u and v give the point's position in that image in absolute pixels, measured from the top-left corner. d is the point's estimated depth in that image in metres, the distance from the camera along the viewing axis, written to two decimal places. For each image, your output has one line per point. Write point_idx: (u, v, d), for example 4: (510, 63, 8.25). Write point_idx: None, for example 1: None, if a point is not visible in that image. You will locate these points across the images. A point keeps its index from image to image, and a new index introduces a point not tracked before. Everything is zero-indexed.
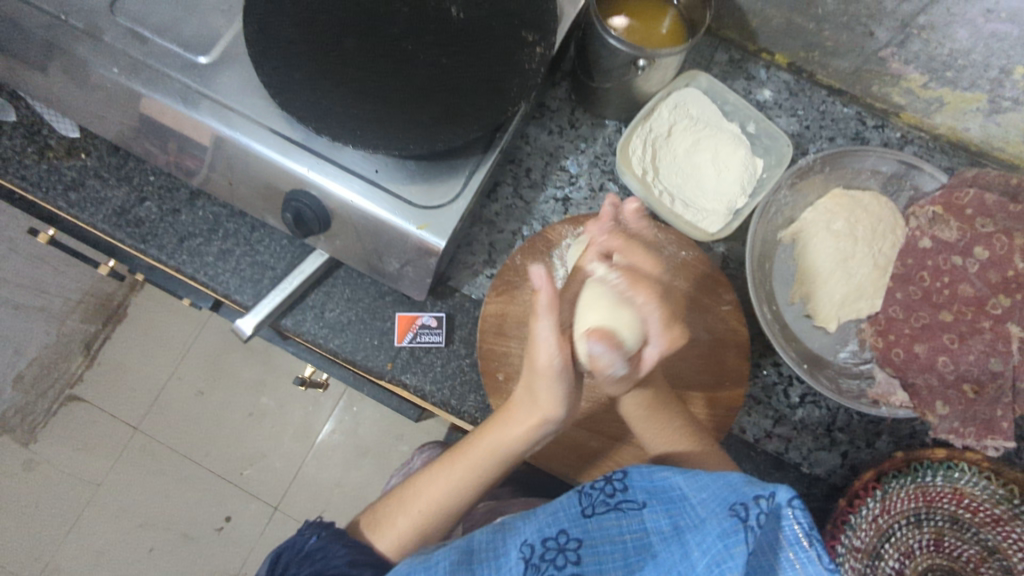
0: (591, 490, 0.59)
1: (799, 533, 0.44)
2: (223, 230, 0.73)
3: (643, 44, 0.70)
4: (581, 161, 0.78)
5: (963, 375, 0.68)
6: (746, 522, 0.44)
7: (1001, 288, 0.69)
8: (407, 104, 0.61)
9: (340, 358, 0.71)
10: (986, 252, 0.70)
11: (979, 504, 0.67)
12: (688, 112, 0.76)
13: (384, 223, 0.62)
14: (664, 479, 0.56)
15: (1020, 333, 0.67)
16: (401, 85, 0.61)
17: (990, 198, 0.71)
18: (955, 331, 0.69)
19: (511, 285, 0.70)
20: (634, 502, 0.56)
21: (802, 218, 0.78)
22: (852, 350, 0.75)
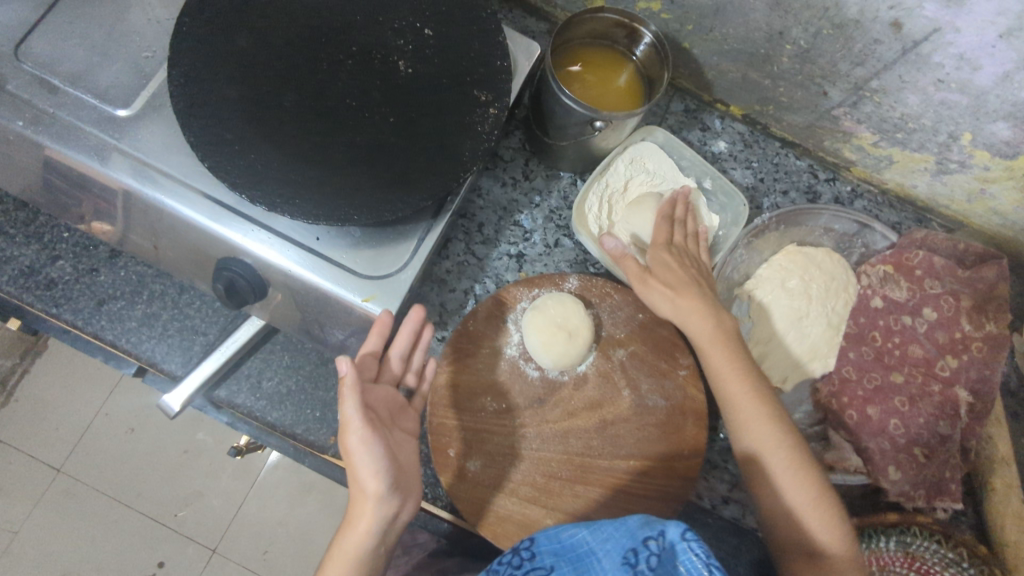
0: (498, 566, 0.50)
1: (698, 565, 0.40)
2: (148, 291, 0.67)
3: (598, 102, 0.68)
4: (535, 216, 0.76)
5: (913, 438, 0.70)
6: (637, 567, 0.43)
7: (949, 348, 0.72)
8: (351, 169, 0.57)
9: (279, 431, 0.66)
10: (934, 313, 0.72)
11: (930, 568, 0.67)
12: (644, 166, 0.75)
13: (326, 294, 0.58)
14: (572, 538, 0.50)
15: (966, 396, 0.70)
16: (344, 147, 0.57)
17: (939, 260, 0.73)
18: (906, 393, 0.71)
19: (463, 353, 0.65)
20: (541, 567, 0.48)
21: (762, 274, 0.76)
22: (806, 411, 0.75)
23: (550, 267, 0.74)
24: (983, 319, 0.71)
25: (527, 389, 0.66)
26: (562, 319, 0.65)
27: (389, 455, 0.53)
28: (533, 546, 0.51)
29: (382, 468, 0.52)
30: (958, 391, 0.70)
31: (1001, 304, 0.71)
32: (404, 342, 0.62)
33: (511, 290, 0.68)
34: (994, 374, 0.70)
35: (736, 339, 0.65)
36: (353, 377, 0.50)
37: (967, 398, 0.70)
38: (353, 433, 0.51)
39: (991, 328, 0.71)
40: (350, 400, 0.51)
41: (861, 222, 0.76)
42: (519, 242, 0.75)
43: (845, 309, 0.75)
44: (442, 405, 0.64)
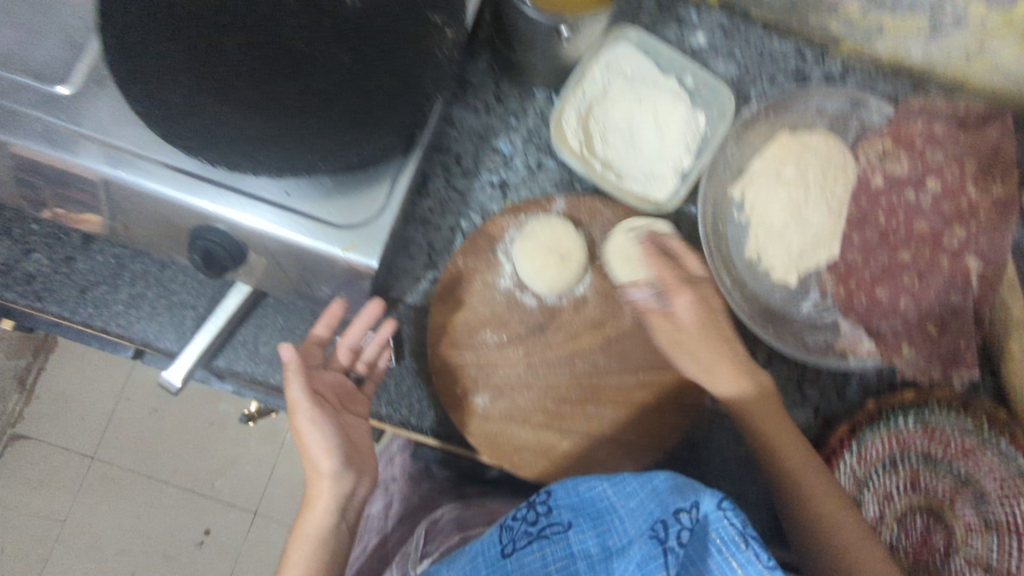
0: (512, 522, 0.49)
1: (733, 533, 0.40)
2: (129, 272, 0.65)
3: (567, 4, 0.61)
4: (514, 140, 0.72)
5: (925, 313, 0.69)
6: (665, 544, 0.42)
7: (955, 218, 0.69)
8: (309, 113, 0.53)
9: (286, 392, 0.66)
10: (938, 184, 0.70)
11: (950, 438, 0.68)
12: (622, 71, 0.71)
13: (307, 250, 0.56)
14: (590, 491, 0.49)
15: (976, 265, 0.68)
16: (299, 91, 0.54)
17: (939, 126, 0.71)
18: (915, 270, 0.69)
19: (457, 291, 0.64)
20: (558, 523, 0.48)
21: (759, 167, 0.72)
22: (814, 301, 0.72)
23: (536, 191, 0.71)
24: (989, 184, 0.70)
25: (528, 318, 0.65)
26: (553, 242, 0.64)
27: (340, 432, 0.59)
28: (551, 500, 0.50)
29: (332, 439, 0.58)
30: (968, 260, 0.69)
31: (1004, 166, 0.70)
32: (356, 333, 0.62)
33: (498, 220, 0.66)
34: (1003, 240, 0.68)
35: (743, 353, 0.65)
36: (295, 362, 0.57)
37: (979, 270, 0.68)
38: (302, 413, 0.57)
39: (998, 191, 0.70)
40: (295, 383, 0.57)
41: (856, 98, 0.73)
42: (499, 170, 0.72)
43: (846, 192, 0.71)
44: (443, 344, 0.64)
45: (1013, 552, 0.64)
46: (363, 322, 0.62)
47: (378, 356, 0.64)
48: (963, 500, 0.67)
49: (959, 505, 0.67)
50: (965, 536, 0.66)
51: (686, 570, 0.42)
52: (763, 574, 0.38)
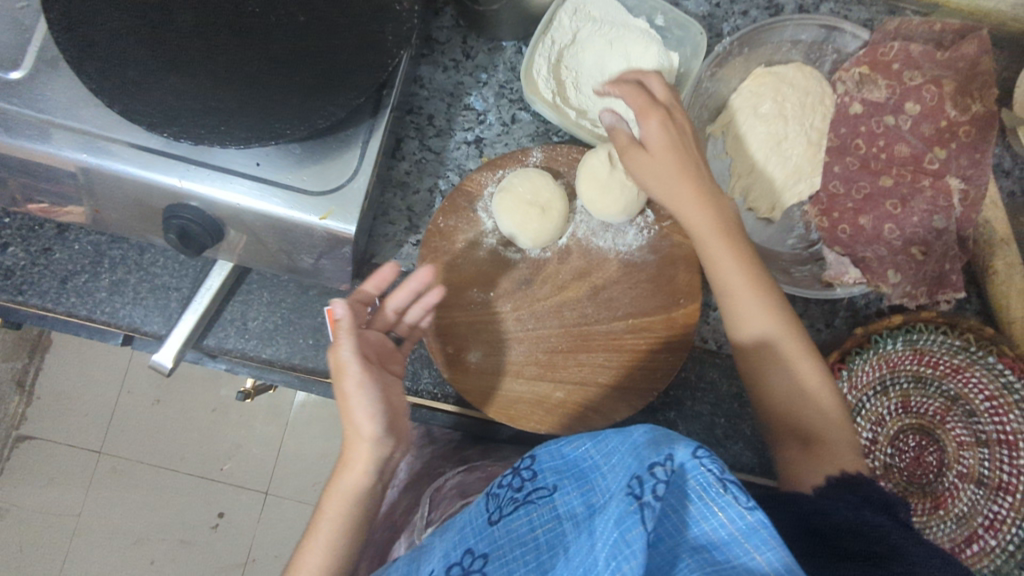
0: (499, 490, 0.46)
1: (712, 479, 0.38)
2: (108, 259, 0.65)
3: None
4: (486, 95, 0.71)
5: (909, 238, 0.69)
6: (642, 499, 0.35)
7: (936, 140, 0.69)
8: (272, 81, 0.52)
9: (279, 366, 0.66)
10: (917, 106, 0.69)
11: (938, 359, 0.69)
12: (590, 14, 0.69)
13: (283, 220, 0.56)
14: (575, 452, 0.46)
15: (958, 184, 0.68)
16: (259, 59, 0.53)
17: (915, 48, 0.69)
18: (897, 195, 0.69)
19: (439, 251, 0.63)
20: (544, 487, 0.44)
21: (735, 106, 0.71)
22: (799, 235, 0.74)
23: (512, 145, 0.70)
24: (968, 102, 0.68)
25: (513, 273, 0.65)
26: (532, 195, 0.62)
27: (384, 399, 0.53)
28: (534, 466, 0.47)
29: (376, 405, 0.52)
30: (950, 180, 0.68)
31: (985, 80, 0.68)
32: (403, 297, 0.59)
33: (475, 177, 0.65)
34: (984, 157, 0.68)
35: (743, 235, 0.59)
36: (348, 320, 0.52)
37: (960, 186, 0.68)
38: (351, 375, 0.51)
39: (978, 108, 0.68)
40: (346, 342, 0.52)
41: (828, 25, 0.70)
42: (473, 126, 0.71)
43: (823, 122, 0.71)
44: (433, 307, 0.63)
45: (1001, 461, 0.68)
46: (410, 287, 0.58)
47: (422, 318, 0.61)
48: (953, 415, 0.70)
49: (949, 421, 0.70)
50: (956, 451, 0.70)
51: (673, 524, 0.38)
52: (748, 520, 0.37)
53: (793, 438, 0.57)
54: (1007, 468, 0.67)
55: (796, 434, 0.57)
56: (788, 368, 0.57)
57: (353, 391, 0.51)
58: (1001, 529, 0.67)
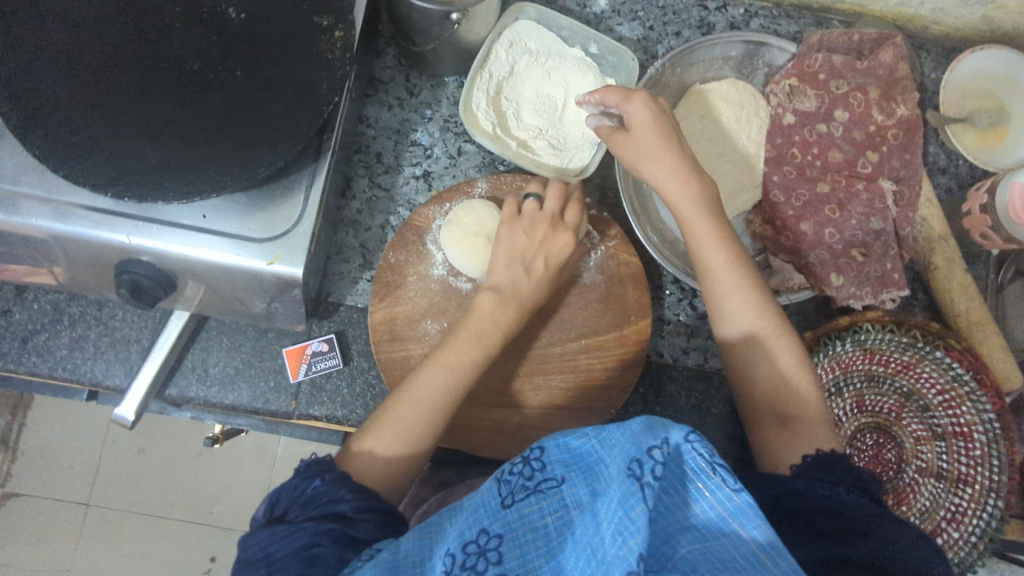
0: (510, 477, 0.47)
1: (703, 462, 0.39)
2: (67, 316, 0.65)
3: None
4: (431, 130, 0.73)
5: (850, 241, 0.71)
6: (642, 480, 0.37)
7: (867, 144, 0.72)
8: (215, 136, 0.54)
9: (242, 409, 0.67)
10: (846, 113, 0.72)
11: (889, 356, 0.71)
12: (525, 47, 0.71)
13: (233, 268, 0.57)
14: (584, 444, 0.45)
15: (892, 186, 0.71)
16: (202, 115, 0.54)
17: (838, 59, 0.73)
18: (835, 200, 0.71)
19: (392, 286, 0.65)
20: (553, 480, 0.45)
21: None
22: (748, 245, 0.75)
23: (460, 177, 0.72)
24: (892, 108, 0.72)
25: (465, 303, 0.66)
26: (477, 226, 0.65)
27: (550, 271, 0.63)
28: (545, 456, 0.47)
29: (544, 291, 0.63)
30: (883, 183, 0.71)
31: (906, 84, 0.72)
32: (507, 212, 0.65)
33: (422, 211, 0.67)
34: (913, 158, 0.72)
35: (722, 213, 0.62)
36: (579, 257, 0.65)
37: (894, 188, 0.71)
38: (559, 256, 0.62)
39: (903, 112, 0.72)
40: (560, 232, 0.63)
41: (757, 41, 0.74)
42: (421, 161, 0.72)
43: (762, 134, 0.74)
44: (385, 341, 0.64)
45: (958, 454, 0.70)
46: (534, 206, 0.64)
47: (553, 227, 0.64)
48: (908, 411, 0.72)
49: (905, 417, 0.72)
50: (914, 447, 0.72)
51: (669, 506, 0.40)
52: (735, 501, 0.39)
53: (768, 413, 0.58)
54: (964, 459, 0.70)
55: (770, 410, 0.58)
56: (763, 342, 0.59)
57: (512, 309, 0.61)
58: (962, 521, 0.69)
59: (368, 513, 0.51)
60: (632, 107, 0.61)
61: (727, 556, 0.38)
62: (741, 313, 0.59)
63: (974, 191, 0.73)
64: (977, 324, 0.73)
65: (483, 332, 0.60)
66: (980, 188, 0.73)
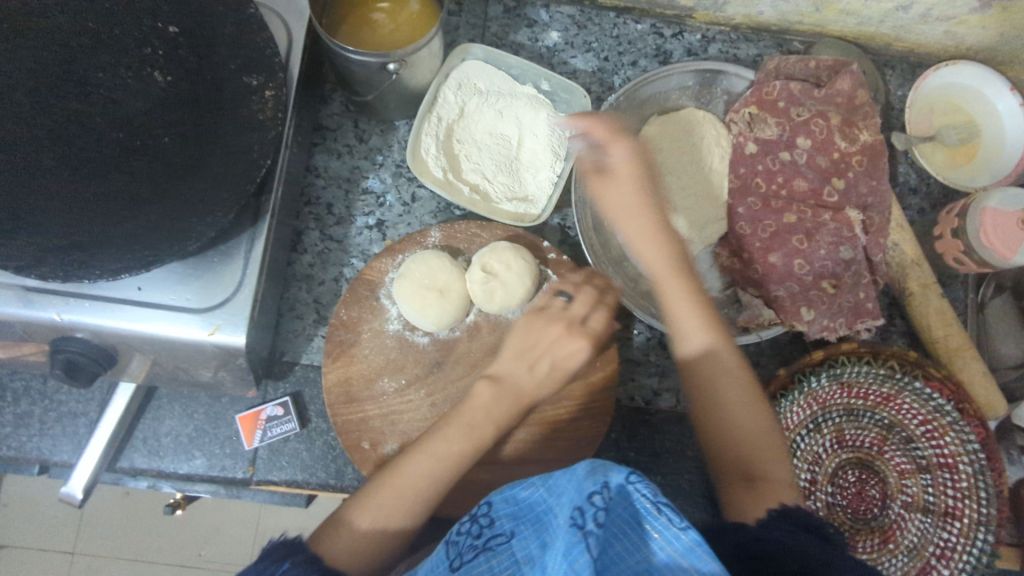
0: (458, 537, 0.48)
1: (649, 503, 0.40)
2: (12, 391, 0.63)
3: (385, 43, 0.63)
4: (383, 176, 0.71)
5: (819, 272, 0.68)
6: (585, 527, 0.38)
7: (833, 171, 0.70)
8: (145, 207, 0.50)
9: (197, 479, 0.65)
10: (809, 141, 0.69)
11: (868, 389, 0.68)
12: (474, 88, 0.69)
13: (172, 340, 0.55)
14: (531, 494, 0.47)
15: (859, 215, 0.69)
16: (130, 187, 0.49)
17: (796, 86, 0.70)
18: (803, 230, 0.68)
19: (345, 345, 0.63)
20: (502, 534, 0.46)
21: None
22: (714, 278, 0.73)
23: (415, 225, 0.70)
24: (855, 133, 0.70)
25: (423, 358, 0.64)
26: (429, 278, 0.62)
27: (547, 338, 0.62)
28: (490, 512, 0.49)
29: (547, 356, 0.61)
30: (849, 212, 0.69)
31: (867, 111, 0.70)
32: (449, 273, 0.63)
33: (375, 265, 0.65)
34: (881, 184, 0.70)
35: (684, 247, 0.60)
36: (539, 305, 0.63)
37: (860, 217, 0.69)
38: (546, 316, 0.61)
39: (865, 138, 0.70)
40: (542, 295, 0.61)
41: (712, 69, 0.73)
42: (374, 210, 0.70)
43: (726, 165, 0.72)
44: (341, 403, 0.62)
45: (944, 486, 0.67)
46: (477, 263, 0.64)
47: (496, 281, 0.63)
48: (890, 445, 0.70)
49: (887, 451, 0.70)
50: (898, 481, 0.69)
51: (621, 551, 0.40)
52: (683, 540, 0.38)
53: (735, 470, 0.54)
54: (950, 492, 0.67)
55: (737, 470, 0.54)
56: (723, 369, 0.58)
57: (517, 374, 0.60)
58: (952, 558, 0.65)
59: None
60: (615, 148, 0.59)
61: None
62: (690, 332, 0.59)
63: (945, 213, 0.71)
64: (957, 350, 0.71)
65: (476, 419, 0.59)
66: (952, 211, 0.71)
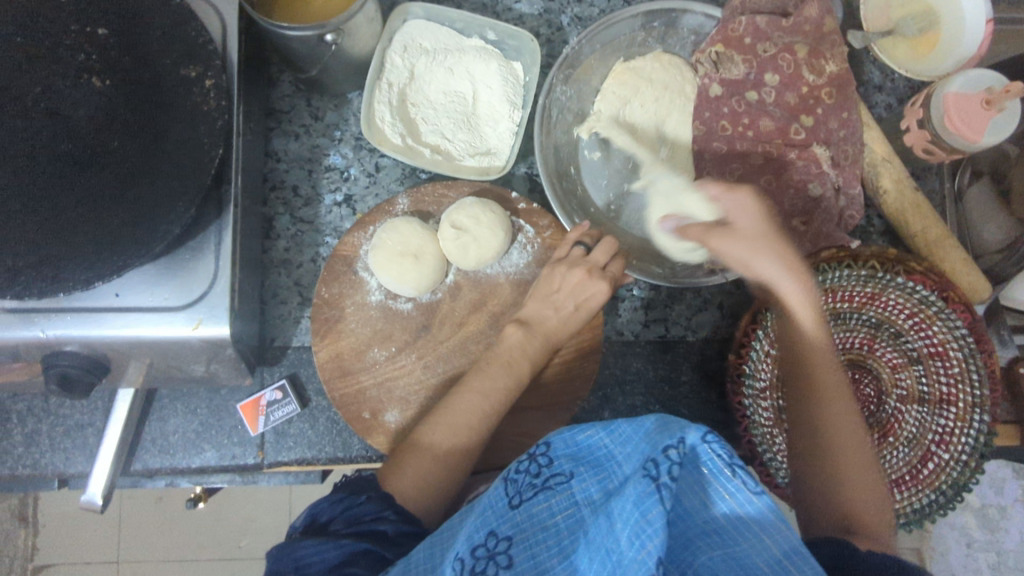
0: (516, 476, 0.50)
1: (722, 464, 0.43)
2: (15, 414, 0.65)
3: (322, 16, 0.62)
4: (344, 151, 0.71)
5: (789, 211, 0.70)
6: (660, 480, 0.40)
7: (801, 108, 0.69)
8: (108, 202, 0.51)
9: (211, 470, 0.66)
10: (776, 77, 0.69)
11: (851, 292, 0.68)
12: (420, 49, 0.69)
13: (157, 340, 0.56)
14: (589, 440, 0.49)
15: (825, 152, 0.69)
16: (97, 178, 0.51)
17: (762, 19, 0.68)
18: (771, 171, 0.70)
19: (331, 321, 0.64)
20: (561, 474, 0.48)
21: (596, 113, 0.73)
22: None
23: (382, 194, 0.70)
24: (823, 65, 0.69)
25: (409, 323, 0.65)
26: (402, 244, 0.63)
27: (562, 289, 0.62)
28: (549, 451, 0.51)
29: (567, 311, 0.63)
30: (816, 149, 0.69)
31: (834, 39, 0.68)
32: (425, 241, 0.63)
33: (347, 240, 0.65)
34: (850, 116, 0.69)
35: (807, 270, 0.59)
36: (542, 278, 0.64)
37: (826, 154, 0.69)
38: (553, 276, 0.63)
39: (832, 68, 0.69)
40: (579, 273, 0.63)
41: (676, 9, 0.73)
42: (340, 185, 0.70)
43: (686, 119, 0.73)
44: (335, 377, 0.63)
45: (938, 374, 0.68)
46: (444, 227, 0.63)
47: (467, 241, 0.62)
48: (879, 343, 0.70)
49: (878, 348, 0.70)
50: (892, 376, 0.70)
51: (690, 508, 0.44)
52: (757, 504, 0.42)
53: (837, 514, 0.54)
54: (945, 378, 0.67)
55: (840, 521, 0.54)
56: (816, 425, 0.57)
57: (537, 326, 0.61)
58: (952, 441, 0.66)
59: (406, 536, 0.52)
60: (735, 200, 0.59)
61: (749, 561, 0.41)
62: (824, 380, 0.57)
63: (910, 105, 0.71)
64: (938, 240, 0.71)
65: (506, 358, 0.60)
66: (916, 102, 0.70)
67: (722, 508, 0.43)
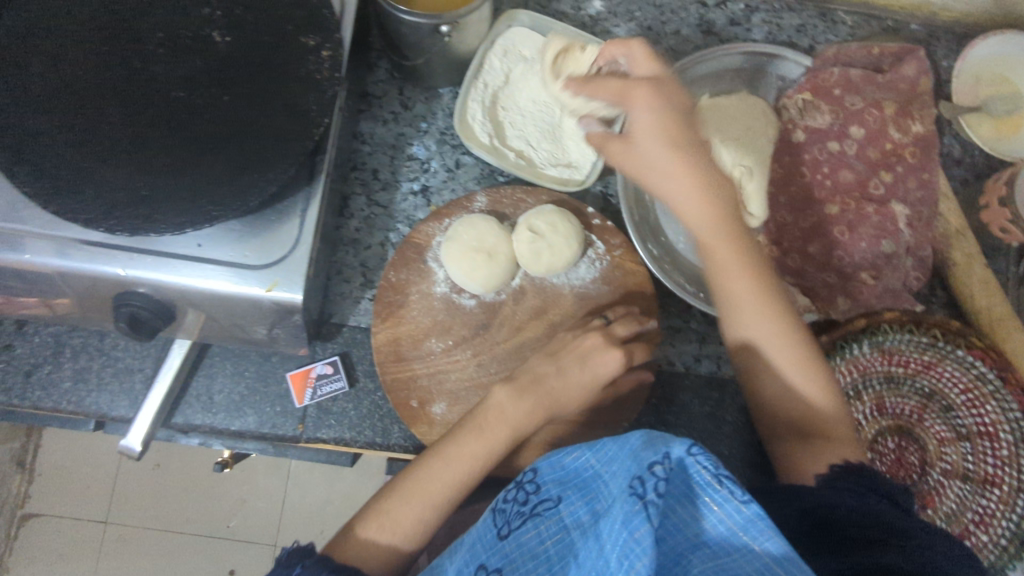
0: (504, 504, 0.49)
1: (707, 475, 0.41)
2: (70, 348, 0.65)
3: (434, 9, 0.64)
4: (428, 143, 0.72)
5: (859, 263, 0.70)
6: (645, 497, 0.39)
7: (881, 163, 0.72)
8: (205, 150, 0.51)
9: (248, 437, 0.66)
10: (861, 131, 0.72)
11: (908, 357, 0.67)
12: (519, 56, 0.71)
13: (226, 296, 0.56)
14: (576, 462, 0.48)
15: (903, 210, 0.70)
16: (203, 127, 0.52)
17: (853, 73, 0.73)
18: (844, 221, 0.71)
19: (394, 306, 0.64)
20: (549, 499, 0.47)
21: None
22: None
23: (459, 190, 0.71)
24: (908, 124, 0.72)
25: (470, 320, 0.65)
26: (477, 240, 0.63)
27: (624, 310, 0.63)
28: (537, 478, 0.50)
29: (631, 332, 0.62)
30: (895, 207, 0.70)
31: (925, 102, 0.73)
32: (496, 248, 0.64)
33: (421, 228, 0.66)
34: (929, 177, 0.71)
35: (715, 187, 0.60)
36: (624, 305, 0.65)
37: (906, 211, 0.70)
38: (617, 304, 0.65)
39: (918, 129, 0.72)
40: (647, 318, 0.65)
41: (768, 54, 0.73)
42: (419, 175, 0.71)
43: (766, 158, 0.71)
44: (389, 361, 0.63)
45: (985, 454, 0.66)
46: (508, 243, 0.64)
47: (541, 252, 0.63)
48: (930, 413, 0.67)
49: (927, 418, 0.67)
50: (938, 449, 0.67)
51: (678, 521, 0.43)
52: (744, 513, 0.40)
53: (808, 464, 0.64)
54: (990, 459, 0.66)
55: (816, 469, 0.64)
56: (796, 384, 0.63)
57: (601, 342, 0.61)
58: (991, 523, 0.65)
59: None
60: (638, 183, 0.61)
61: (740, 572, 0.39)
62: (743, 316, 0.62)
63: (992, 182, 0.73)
64: None
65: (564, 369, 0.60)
66: (999, 179, 0.72)
67: (711, 520, 0.42)
